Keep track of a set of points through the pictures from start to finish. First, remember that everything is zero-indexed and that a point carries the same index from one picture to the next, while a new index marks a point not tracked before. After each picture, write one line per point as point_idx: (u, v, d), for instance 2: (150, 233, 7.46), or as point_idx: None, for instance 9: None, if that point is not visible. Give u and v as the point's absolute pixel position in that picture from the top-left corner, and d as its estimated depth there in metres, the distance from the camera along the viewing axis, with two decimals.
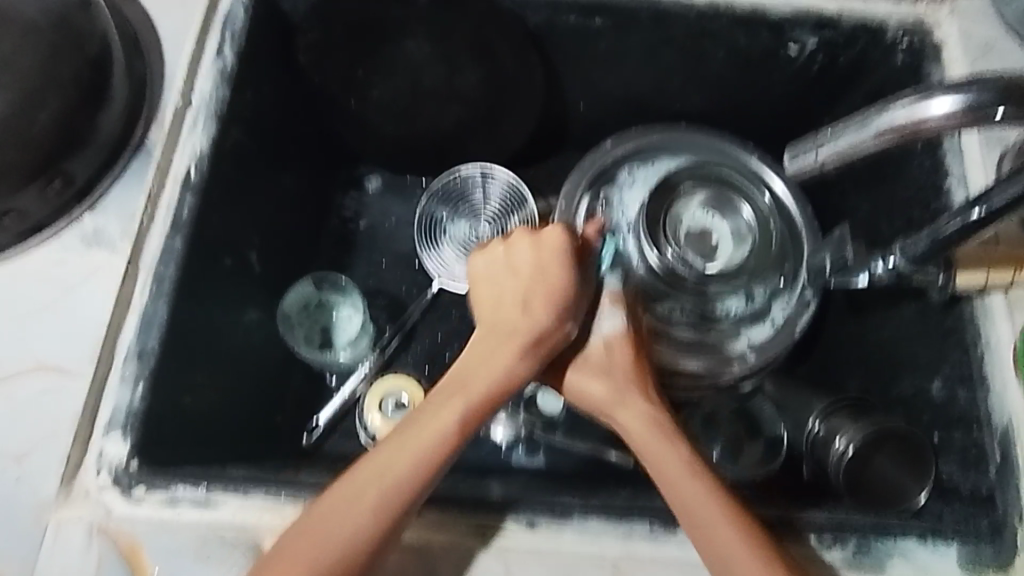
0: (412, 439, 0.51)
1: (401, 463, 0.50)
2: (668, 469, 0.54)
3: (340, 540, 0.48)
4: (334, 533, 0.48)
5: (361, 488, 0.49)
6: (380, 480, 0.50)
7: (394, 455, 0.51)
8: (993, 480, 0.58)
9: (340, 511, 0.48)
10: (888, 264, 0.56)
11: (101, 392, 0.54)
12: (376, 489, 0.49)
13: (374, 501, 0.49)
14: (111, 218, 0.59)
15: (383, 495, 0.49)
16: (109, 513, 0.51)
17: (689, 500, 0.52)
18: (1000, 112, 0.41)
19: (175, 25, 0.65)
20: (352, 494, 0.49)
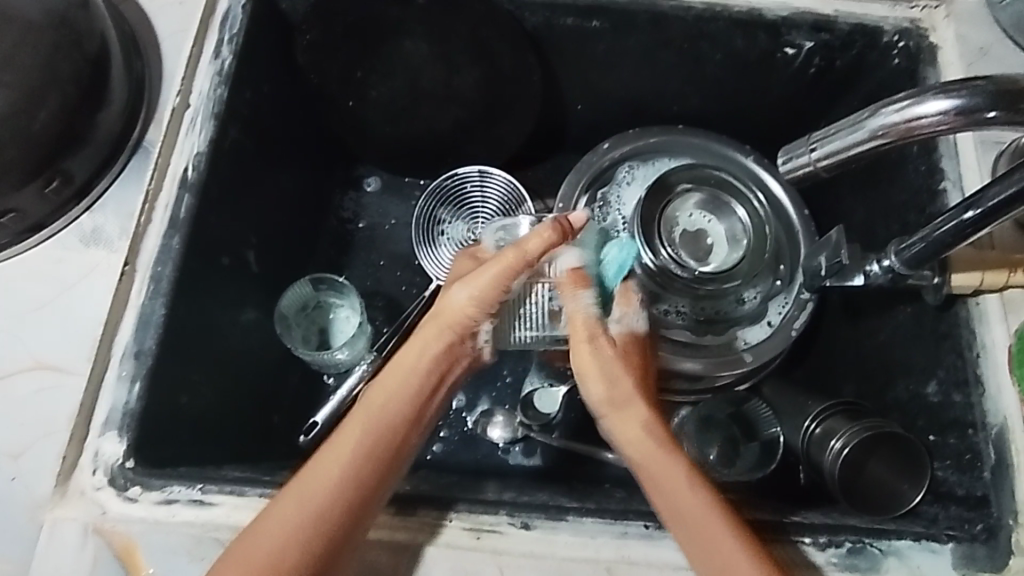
0: (359, 437, 0.51)
1: (345, 461, 0.50)
2: (673, 483, 0.51)
3: (276, 543, 0.47)
4: (275, 533, 0.47)
5: (307, 489, 0.49)
6: (325, 476, 0.49)
7: (342, 453, 0.50)
8: (987, 483, 0.58)
9: (286, 513, 0.48)
10: (883, 266, 0.57)
11: (98, 390, 0.54)
12: (320, 486, 0.49)
13: (318, 508, 0.48)
14: (110, 217, 0.59)
15: (326, 497, 0.49)
16: (105, 513, 0.51)
17: (694, 516, 0.50)
18: (991, 116, 0.41)
19: (175, 25, 0.65)
20: (296, 494, 0.49)
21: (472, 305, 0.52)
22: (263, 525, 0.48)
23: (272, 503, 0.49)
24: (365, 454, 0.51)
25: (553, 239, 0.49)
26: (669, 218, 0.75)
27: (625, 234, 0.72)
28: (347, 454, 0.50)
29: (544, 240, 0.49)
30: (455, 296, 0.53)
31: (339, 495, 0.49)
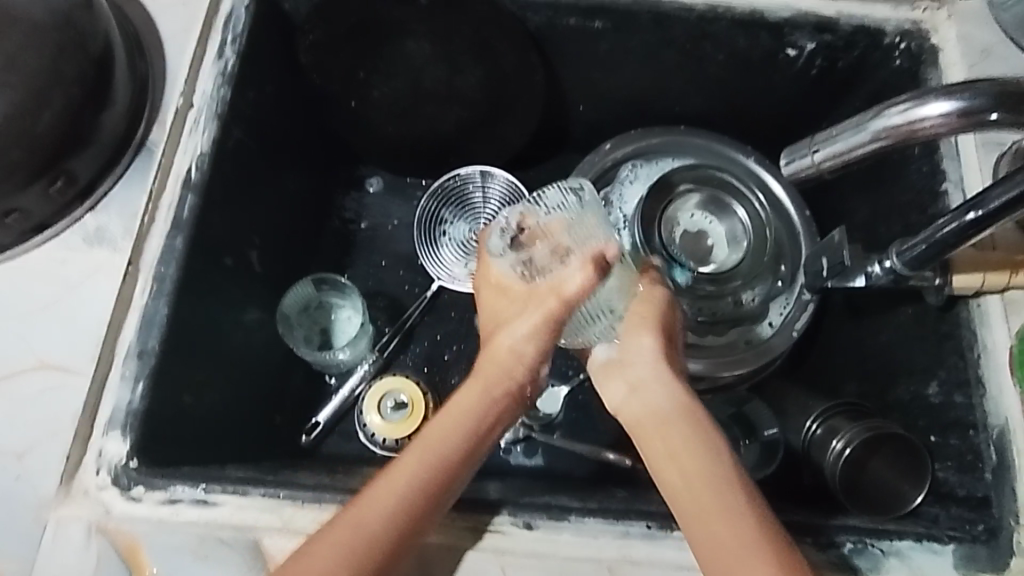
0: (417, 469, 0.51)
1: (404, 492, 0.49)
2: (679, 451, 0.52)
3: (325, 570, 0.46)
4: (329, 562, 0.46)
5: (364, 518, 0.48)
6: (383, 504, 0.49)
7: (393, 486, 0.49)
8: (989, 484, 0.58)
9: (342, 541, 0.47)
10: (885, 266, 0.57)
11: (101, 390, 0.54)
12: (378, 516, 0.48)
13: (370, 534, 0.47)
14: (113, 217, 0.59)
15: (383, 525, 0.48)
16: (109, 512, 0.51)
17: (697, 482, 0.50)
18: (993, 117, 0.41)
19: (178, 25, 0.65)
20: (351, 522, 0.48)
21: (523, 345, 0.56)
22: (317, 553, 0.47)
23: (324, 532, 0.48)
24: (425, 487, 0.50)
25: (592, 278, 0.53)
26: (670, 218, 0.75)
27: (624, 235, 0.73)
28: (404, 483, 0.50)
29: (585, 280, 0.53)
30: (504, 338, 0.56)
31: (396, 520, 0.48)
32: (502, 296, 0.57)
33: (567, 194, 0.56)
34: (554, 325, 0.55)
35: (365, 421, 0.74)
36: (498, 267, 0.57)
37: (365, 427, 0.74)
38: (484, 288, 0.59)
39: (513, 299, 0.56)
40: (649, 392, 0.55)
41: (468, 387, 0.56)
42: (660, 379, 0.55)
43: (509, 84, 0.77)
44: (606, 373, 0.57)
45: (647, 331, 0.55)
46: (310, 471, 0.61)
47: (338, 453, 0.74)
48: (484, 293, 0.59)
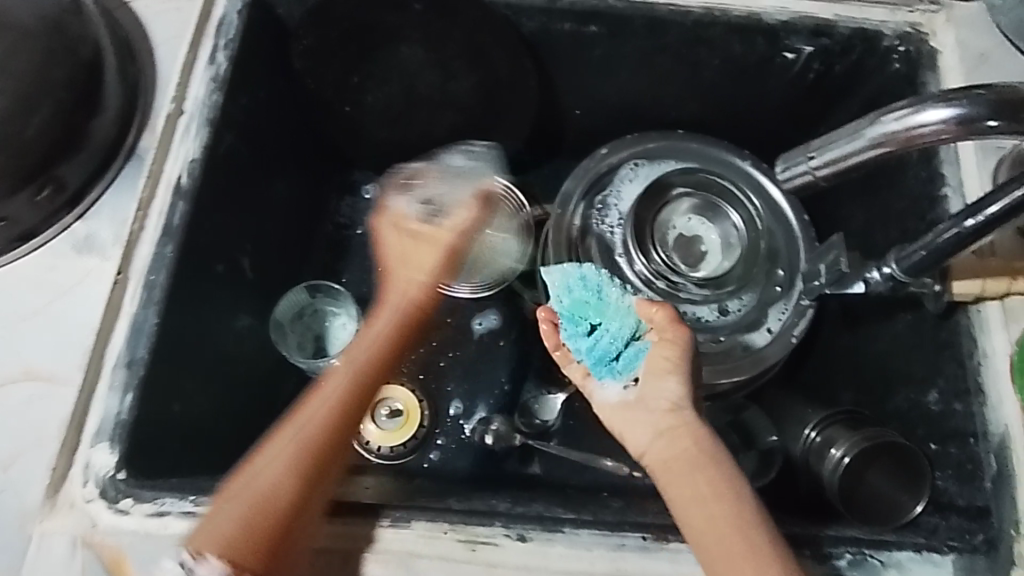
0: (344, 382, 0.56)
1: (332, 399, 0.55)
2: (704, 487, 0.49)
3: (271, 478, 0.50)
4: (272, 468, 0.51)
5: (299, 425, 0.53)
6: (317, 410, 0.54)
7: (322, 393, 0.55)
8: (989, 494, 0.58)
9: (281, 448, 0.52)
10: (883, 273, 0.56)
11: (89, 400, 0.53)
12: (313, 422, 0.53)
13: (309, 433, 0.52)
14: (102, 224, 0.58)
15: (319, 429, 0.53)
16: (96, 525, 0.50)
17: (721, 536, 0.47)
18: (991, 125, 0.40)
19: (169, 30, 0.65)
20: (291, 431, 0.53)
21: (424, 275, 0.63)
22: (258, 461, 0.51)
23: (268, 447, 0.52)
24: (353, 392, 0.56)
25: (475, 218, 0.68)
26: (664, 222, 0.76)
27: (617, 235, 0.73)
28: (333, 393, 0.55)
29: (469, 218, 0.67)
30: (412, 271, 0.63)
31: (328, 423, 0.53)
32: (396, 231, 0.65)
33: (468, 158, 0.76)
34: (451, 256, 0.65)
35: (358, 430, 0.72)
36: (399, 208, 0.67)
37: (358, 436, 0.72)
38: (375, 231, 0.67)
39: (399, 236, 0.65)
40: (675, 436, 0.51)
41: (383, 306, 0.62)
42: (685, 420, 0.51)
43: (504, 89, 0.76)
44: (623, 419, 0.54)
45: (671, 373, 0.53)
46: None
47: None
48: (379, 232, 0.66)
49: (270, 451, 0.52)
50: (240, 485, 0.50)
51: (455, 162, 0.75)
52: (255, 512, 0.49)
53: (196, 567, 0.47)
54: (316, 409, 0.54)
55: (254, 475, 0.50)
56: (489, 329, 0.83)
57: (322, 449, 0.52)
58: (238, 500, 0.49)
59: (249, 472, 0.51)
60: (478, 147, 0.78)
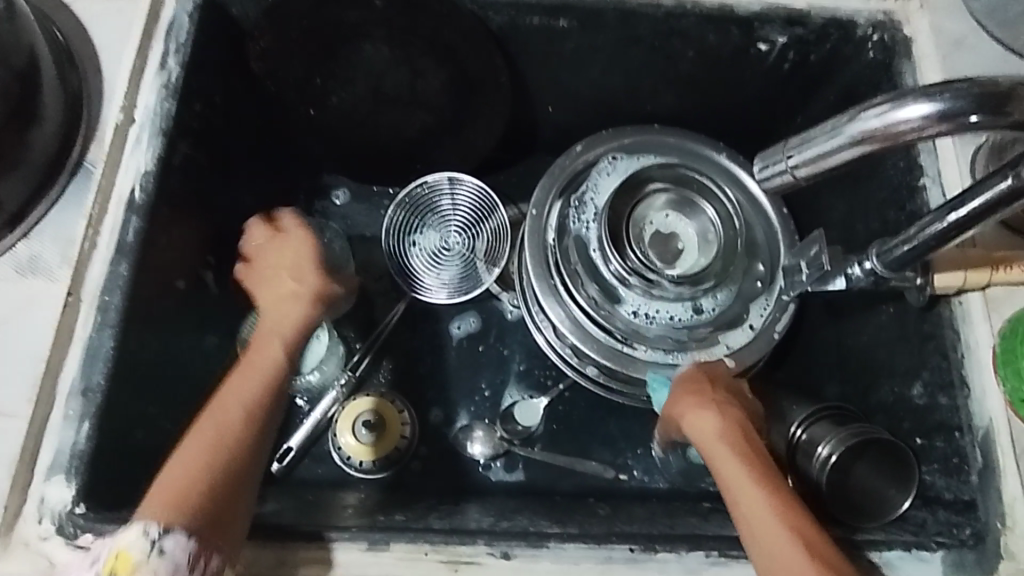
0: (272, 366, 0.56)
1: (262, 373, 0.55)
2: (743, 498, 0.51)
3: (215, 451, 0.50)
4: (223, 435, 0.51)
5: (230, 402, 0.53)
6: (256, 382, 0.55)
7: (254, 377, 0.55)
8: (975, 487, 0.57)
9: (221, 421, 0.51)
10: (865, 268, 0.55)
11: (41, 432, 0.50)
12: (250, 396, 0.54)
13: (244, 413, 0.53)
14: (49, 244, 0.55)
15: (261, 392, 0.54)
16: (53, 564, 0.47)
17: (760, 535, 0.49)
18: (974, 119, 0.38)
19: (114, 34, 0.61)
20: (222, 414, 0.52)
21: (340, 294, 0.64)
22: (194, 436, 0.50)
23: (208, 419, 0.52)
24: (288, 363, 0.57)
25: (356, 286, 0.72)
26: (640, 218, 0.73)
27: (592, 230, 0.71)
28: (266, 377, 0.56)
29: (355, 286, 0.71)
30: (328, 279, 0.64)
31: (262, 392, 0.54)
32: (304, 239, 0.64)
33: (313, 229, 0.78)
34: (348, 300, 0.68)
35: (338, 443, 0.71)
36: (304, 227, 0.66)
37: (338, 450, 0.71)
38: (280, 246, 0.64)
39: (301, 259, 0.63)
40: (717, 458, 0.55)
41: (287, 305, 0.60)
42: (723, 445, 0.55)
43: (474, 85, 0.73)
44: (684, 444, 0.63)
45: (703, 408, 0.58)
46: (274, 501, 0.58)
47: (310, 478, 0.71)
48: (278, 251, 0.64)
49: (220, 413, 0.52)
50: (183, 461, 0.49)
51: None
52: (216, 475, 0.49)
53: (163, 539, 0.44)
54: (244, 394, 0.54)
55: (200, 446, 0.50)
56: (468, 334, 0.81)
57: (262, 418, 0.53)
58: (178, 478, 0.48)
59: (193, 449, 0.50)
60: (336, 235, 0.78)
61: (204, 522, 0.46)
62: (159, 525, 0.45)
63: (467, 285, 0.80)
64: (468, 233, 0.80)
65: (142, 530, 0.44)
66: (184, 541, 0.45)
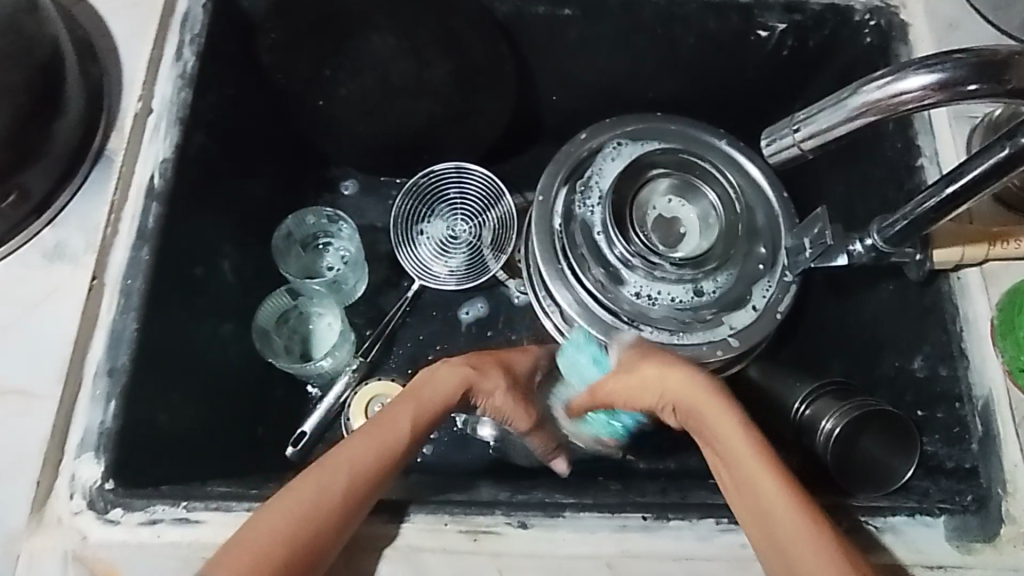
0: (390, 432, 0.53)
1: (384, 441, 0.52)
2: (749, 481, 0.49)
3: (306, 510, 0.47)
4: (324, 497, 0.48)
5: (352, 468, 0.50)
6: (373, 443, 0.52)
7: (372, 438, 0.52)
8: (976, 454, 0.59)
9: (332, 484, 0.48)
10: (866, 244, 0.57)
11: (70, 412, 0.52)
12: (365, 460, 0.50)
13: (356, 474, 0.49)
14: (72, 231, 0.56)
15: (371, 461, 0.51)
16: (86, 539, 0.49)
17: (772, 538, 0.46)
18: (973, 88, 0.40)
19: (131, 26, 0.63)
20: (331, 468, 0.49)
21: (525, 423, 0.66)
22: (303, 487, 0.48)
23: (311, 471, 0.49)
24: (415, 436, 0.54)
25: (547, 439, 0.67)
26: (643, 202, 0.75)
27: (597, 214, 0.72)
28: (385, 441, 0.52)
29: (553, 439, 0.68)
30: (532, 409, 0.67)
31: (378, 469, 0.51)
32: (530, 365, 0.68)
33: (321, 218, 0.78)
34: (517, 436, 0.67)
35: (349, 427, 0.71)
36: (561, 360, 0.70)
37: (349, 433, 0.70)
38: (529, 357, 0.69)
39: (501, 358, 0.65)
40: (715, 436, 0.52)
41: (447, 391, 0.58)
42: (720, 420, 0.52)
43: (480, 75, 0.75)
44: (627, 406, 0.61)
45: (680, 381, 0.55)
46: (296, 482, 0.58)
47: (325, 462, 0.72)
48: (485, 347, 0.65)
49: (329, 469, 0.49)
50: (281, 515, 0.47)
51: (308, 226, 0.78)
52: (296, 542, 0.46)
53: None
54: (362, 456, 0.50)
55: (297, 506, 0.47)
56: (477, 319, 0.81)
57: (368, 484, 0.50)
58: (261, 535, 0.46)
59: (284, 508, 0.47)
60: (344, 224, 0.79)
61: None
62: None
63: (473, 273, 0.81)
64: (475, 221, 0.82)
65: None
66: None
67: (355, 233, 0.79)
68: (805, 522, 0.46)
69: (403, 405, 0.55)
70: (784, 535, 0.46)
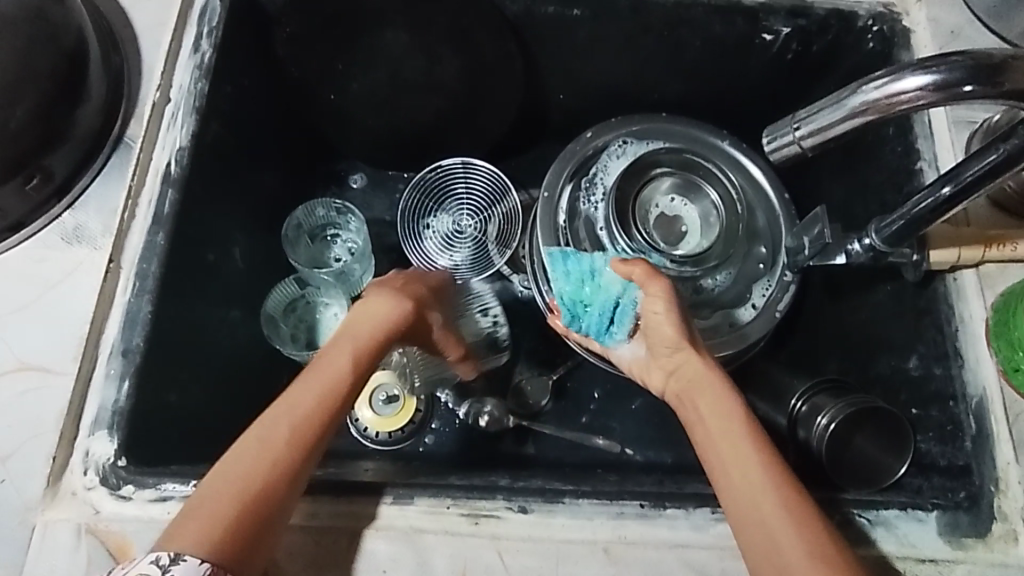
0: (325, 377, 0.51)
1: (320, 384, 0.51)
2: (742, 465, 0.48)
3: (252, 469, 0.46)
4: (264, 455, 0.47)
5: (291, 418, 0.49)
6: (309, 392, 0.50)
7: (308, 385, 0.51)
8: (969, 452, 0.60)
9: (269, 440, 0.48)
10: (864, 244, 0.58)
11: (86, 389, 0.53)
12: (303, 412, 0.49)
13: (300, 426, 0.49)
14: (91, 214, 0.58)
15: (311, 411, 0.49)
16: (98, 512, 0.51)
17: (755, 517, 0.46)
18: (968, 90, 0.41)
19: (151, 18, 0.65)
20: (272, 421, 0.48)
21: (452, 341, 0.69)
22: (244, 449, 0.47)
23: (250, 431, 0.48)
24: (357, 374, 0.53)
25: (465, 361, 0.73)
26: (646, 201, 0.76)
27: (599, 210, 0.74)
28: (321, 386, 0.51)
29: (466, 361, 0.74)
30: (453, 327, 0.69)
31: (320, 411, 0.50)
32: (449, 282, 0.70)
33: (332, 210, 0.80)
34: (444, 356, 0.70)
35: (356, 416, 0.74)
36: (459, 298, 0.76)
37: (356, 422, 0.74)
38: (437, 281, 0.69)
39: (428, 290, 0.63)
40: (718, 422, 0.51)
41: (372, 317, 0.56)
42: (720, 415, 0.51)
43: (489, 73, 0.76)
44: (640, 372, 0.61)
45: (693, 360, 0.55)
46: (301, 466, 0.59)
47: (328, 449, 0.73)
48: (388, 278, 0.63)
49: (267, 425, 0.48)
50: (226, 480, 0.46)
51: (319, 217, 0.80)
52: (249, 502, 0.45)
53: (173, 567, 0.42)
54: (301, 407, 0.49)
55: (241, 466, 0.46)
56: None
57: (313, 434, 0.49)
58: (207, 500, 0.45)
59: (228, 469, 0.46)
60: (352, 216, 0.80)
61: (227, 555, 0.44)
62: (169, 553, 0.43)
63: (478, 266, 0.82)
64: (481, 216, 0.83)
65: (152, 559, 0.43)
66: (194, 565, 0.42)
67: (363, 225, 0.80)
68: (794, 521, 0.45)
69: (336, 346, 0.54)
70: (777, 532, 0.45)
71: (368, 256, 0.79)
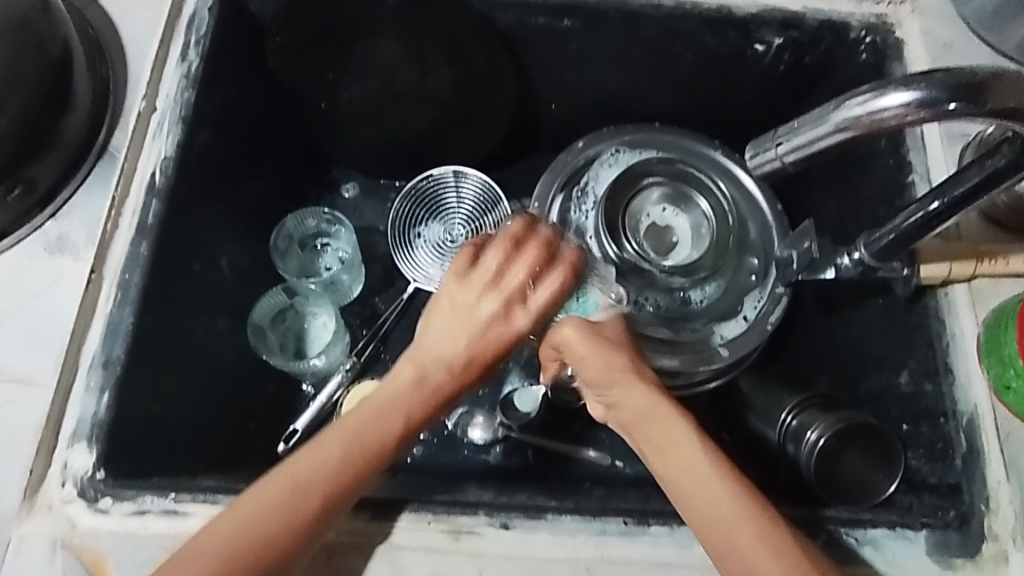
0: (361, 432, 0.52)
1: (358, 436, 0.51)
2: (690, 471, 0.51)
3: (271, 510, 0.48)
4: (285, 500, 0.48)
5: (324, 463, 0.50)
6: (347, 435, 0.51)
7: (348, 434, 0.51)
8: (959, 471, 0.59)
9: (301, 486, 0.49)
10: (854, 258, 0.58)
11: (65, 401, 0.53)
12: (338, 460, 0.50)
13: (328, 471, 0.50)
14: (74, 224, 0.58)
15: (344, 466, 0.50)
16: (75, 526, 0.50)
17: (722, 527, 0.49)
18: (952, 107, 0.41)
19: (140, 28, 0.65)
20: (311, 464, 0.50)
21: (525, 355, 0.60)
22: (270, 484, 0.49)
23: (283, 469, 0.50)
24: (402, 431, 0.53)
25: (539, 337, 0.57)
26: (636, 211, 0.76)
27: (590, 217, 0.73)
28: (362, 436, 0.51)
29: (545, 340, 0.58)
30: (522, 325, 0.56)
31: (359, 463, 0.51)
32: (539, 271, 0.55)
33: (321, 220, 0.80)
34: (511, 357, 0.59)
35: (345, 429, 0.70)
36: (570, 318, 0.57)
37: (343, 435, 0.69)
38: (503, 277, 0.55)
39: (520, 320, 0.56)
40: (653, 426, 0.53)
41: (428, 378, 0.54)
42: (672, 451, 0.52)
43: (480, 83, 0.76)
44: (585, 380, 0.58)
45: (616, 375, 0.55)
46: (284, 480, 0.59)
47: None
48: (473, 283, 0.55)
49: (301, 465, 0.50)
50: (245, 521, 0.47)
51: (308, 228, 0.80)
52: (262, 549, 0.47)
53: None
54: (336, 457, 0.50)
55: (256, 509, 0.48)
56: None
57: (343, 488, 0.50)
58: (223, 540, 0.47)
59: (245, 506, 0.48)
60: (343, 227, 0.80)
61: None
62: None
63: None
64: (471, 226, 0.83)
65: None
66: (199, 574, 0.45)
67: (353, 235, 0.80)
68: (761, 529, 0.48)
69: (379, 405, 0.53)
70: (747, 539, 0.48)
71: (360, 266, 0.80)
